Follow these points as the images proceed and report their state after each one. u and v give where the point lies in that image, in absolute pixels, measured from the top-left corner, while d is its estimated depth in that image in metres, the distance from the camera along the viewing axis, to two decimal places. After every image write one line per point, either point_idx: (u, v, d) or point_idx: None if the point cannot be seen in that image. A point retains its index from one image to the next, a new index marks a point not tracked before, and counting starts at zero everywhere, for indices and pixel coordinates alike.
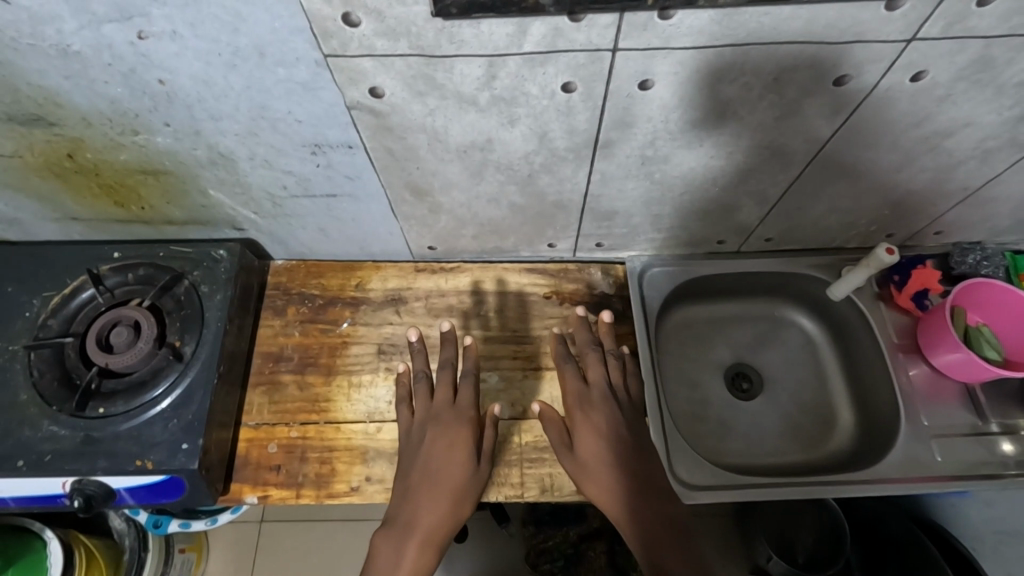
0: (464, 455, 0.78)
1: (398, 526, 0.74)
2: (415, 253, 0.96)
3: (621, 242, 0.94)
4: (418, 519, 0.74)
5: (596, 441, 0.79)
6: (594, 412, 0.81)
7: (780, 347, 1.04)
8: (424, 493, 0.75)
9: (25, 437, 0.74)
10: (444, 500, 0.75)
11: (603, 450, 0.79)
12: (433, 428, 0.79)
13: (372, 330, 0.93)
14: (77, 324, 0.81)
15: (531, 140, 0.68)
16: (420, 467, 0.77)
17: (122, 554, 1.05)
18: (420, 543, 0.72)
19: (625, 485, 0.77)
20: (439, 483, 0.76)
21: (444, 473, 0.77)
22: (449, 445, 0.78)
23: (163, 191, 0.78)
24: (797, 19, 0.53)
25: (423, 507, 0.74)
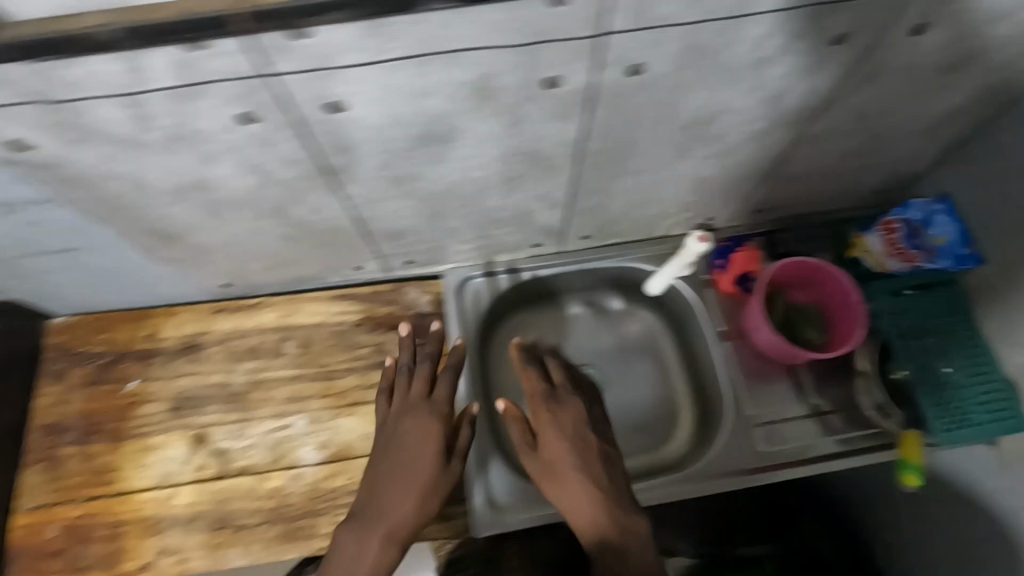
0: (435, 451, 0.68)
1: (376, 528, 0.64)
2: (210, 293, 0.88)
3: (431, 257, 0.88)
4: (401, 518, 0.65)
5: (555, 439, 0.68)
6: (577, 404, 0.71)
7: (627, 343, 0.99)
8: (404, 491, 0.66)
9: None
10: (437, 497, 0.67)
11: (563, 453, 0.67)
12: (427, 424, 0.69)
13: (165, 385, 0.84)
14: None
15: (248, 175, 0.60)
16: (415, 463, 0.67)
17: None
18: (382, 540, 0.63)
19: (575, 494, 0.65)
20: (408, 474, 0.67)
21: (410, 476, 0.67)
22: (423, 441, 0.69)
23: None
24: (459, 26, 0.45)
25: (405, 504, 0.65)
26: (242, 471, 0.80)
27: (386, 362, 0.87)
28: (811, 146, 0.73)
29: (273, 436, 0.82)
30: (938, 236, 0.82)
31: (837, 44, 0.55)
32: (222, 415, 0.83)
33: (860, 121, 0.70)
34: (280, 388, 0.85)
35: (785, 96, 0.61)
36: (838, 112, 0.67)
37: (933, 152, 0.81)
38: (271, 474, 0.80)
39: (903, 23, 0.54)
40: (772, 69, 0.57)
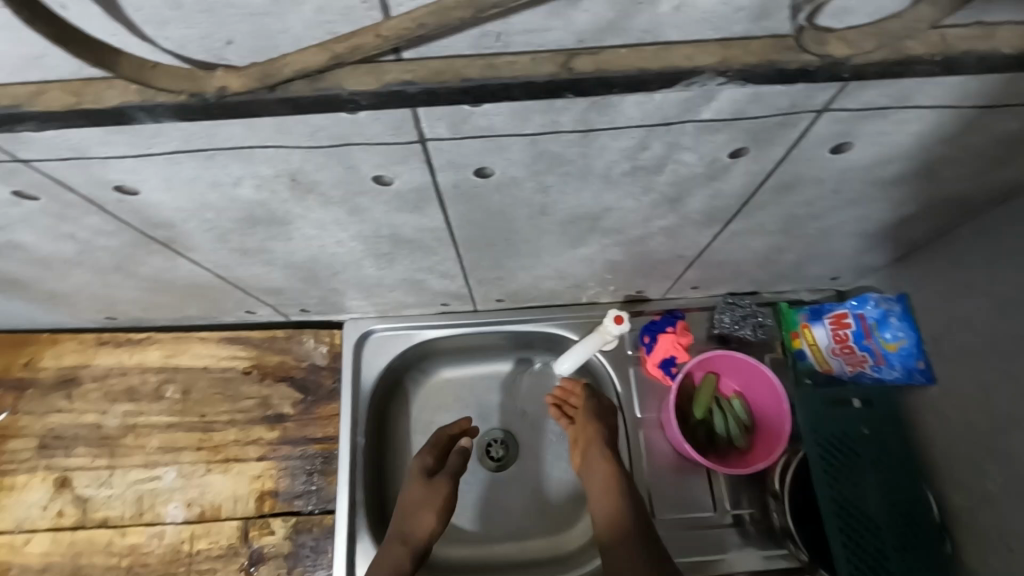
0: (420, 476, 0.75)
1: (390, 539, 0.71)
2: (92, 325, 0.83)
3: (327, 308, 0.80)
4: (415, 530, 0.72)
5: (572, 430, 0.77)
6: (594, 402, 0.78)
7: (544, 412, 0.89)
8: (406, 514, 0.73)
9: None
10: (433, 511, 0.73)
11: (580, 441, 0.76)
12: (420, 460, 0.76)
13: (36, 421, 0.81)
14: None
15: (62, 241, 0.53)
16: (412, 487, 0.74)
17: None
18: (388, 545, 0.71)
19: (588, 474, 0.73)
20: (415, 511, 0.73)
21: (410, 500, 0.74)
22: (434, 488, 0.74)
23: None
24: (226, 129, 0.37)
25: (424, 515, 0.72)
26: (101, 522, 0.76)
27: (269, 417, 0.81)
28: (736, 240, 0.63)
29: (139, 487, 0.78)
30: (892, 340, 0.71)
31: (733, 156, 0.45)
32: (89, 459, 0.79)
33: (790, 222, 0.60)
34: (154, 435, 0.80)
35: (684, 200, 0.52)
36: (759, 214, 0.57)
37: (893, 249, 0.70)
38: (130, 529, 0.76)
39: (815, 140, 0.44)
40: (658, 176, 0.47)
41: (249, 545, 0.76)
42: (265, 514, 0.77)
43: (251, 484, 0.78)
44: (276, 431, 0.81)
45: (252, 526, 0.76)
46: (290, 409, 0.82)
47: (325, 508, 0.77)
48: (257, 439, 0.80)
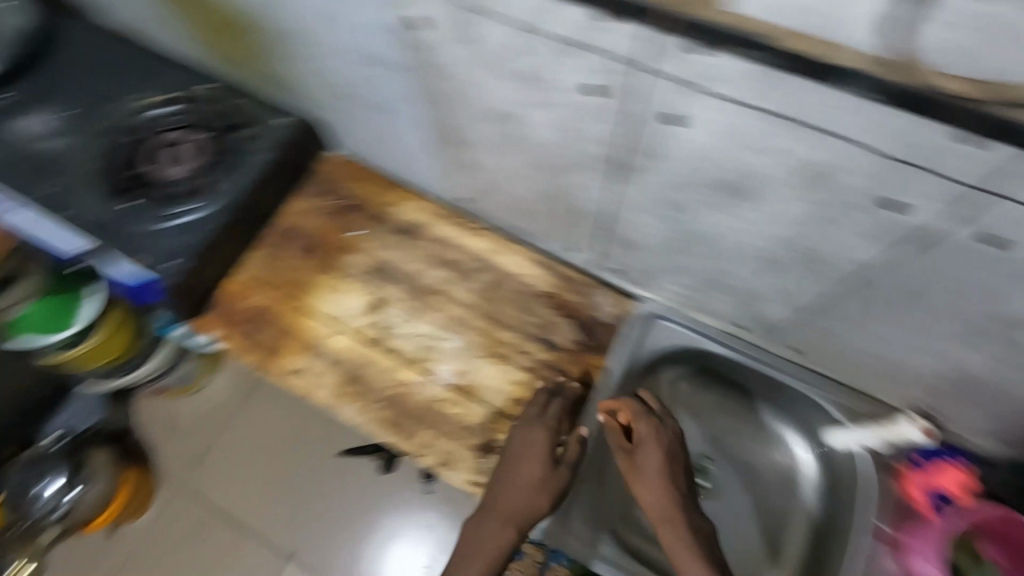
0: (543, 458, 0.79)
1: (494, 516, 0.76)
2: (447, 197, 0.97)
3: (641, 278, 0.88)
4: (513, 509, 0.76)
5: (658, 459, 0.77)
6: (654, 450, 0.78)
7: (743, 460, 0.94)
8: (516, 496, 0.77)
9: (75, 196, 0.88)
10: (546, 493, 0.78)
11: (655, 489, 0.75)
12: (544, 433, 0.80)
13: (375, 248, 0.96)
14: (161, 127, 0.93)
15: (556, 132, 0.64)
16: (530, 466, 0.78)
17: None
18: (504, 523, 0.76)
19: (671, 535, 0.73)
20: (517, 492, 0.77)
21: (522, 476, 0.78)
22: (540, 471, 0.78)
23: (253, 46, 0.86)
24: (849, 114, 0.44)
25: (541, 496, 0.77)
26: (390, 350, 0.90)
27: (545, 340, 0.89)
28: None
29: (427, 339, 0.90)
30: None
31: None
32: (401, 297, 0.93)
33: None
34: (455, 305, 0.92)
35: None
36: None
37: None
38: (409, 367, 0.89)
39: None
40: None
41: (490, 433, 0.85)
42: (511, 416, 0.86)
43: (511, 385, 0.87)
44: (547, 354, 0.89)
45: (498, 420, 0.86)
46: (566, 343, 0.89)
47: None
48: (529, 352, 0.89)
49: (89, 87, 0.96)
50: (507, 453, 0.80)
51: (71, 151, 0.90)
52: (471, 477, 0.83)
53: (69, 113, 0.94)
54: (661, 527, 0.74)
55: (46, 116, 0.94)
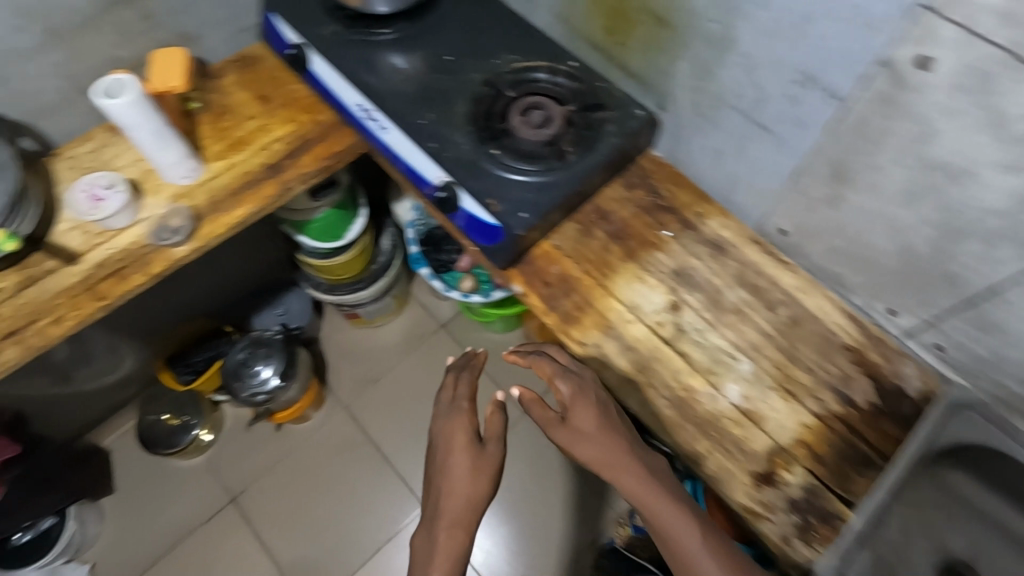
0: (468, 439, 0.94)
1: (445, 527, 0.87)
2: (762, 225, 0.98)
3: (966, 362, 0.84)
4: (457, 517, 0.88)
5: (595, 419, 0.83)
6: (585, 391, 0.85)
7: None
8: (457, 507, 0.88)
9: (442, 131, 0.95)
10: (481, 472, 0.91)
11: (598, 445, 0.81)
12: (466, 423, 0.96)
13: (681, 253, 0.97)
14: (520, 89, 0.99)
15: (1006, 199, 0.64)
16: (462, 460, 0.91)
17: (413, 245, 1.43)
18: (451, 530, 0.87)
19: (622, 469, 0.80)
20: (453, 486, 0.89)
21: (461, 487, 0.89)
22: (475, 471, 0.91)
23: (649, 39, 0.91)
24: None
25: (472, 474, 0.90)
26: (681, 354, 0.91)
27: (842, 394, 0.87)
28: None
29: (720, 355, 0.91)
30: None
31: None
32: (699, 307, 0.94)
33: None
34: (752, 330, 0.92)
35: None
36: None
37: None
38: (698, 376, 0.90)
39: None
40: None
41: (770, 465, 0.84)
42: (795, 455, 0.85)
43: (798, 426, 0.86)
44: (841, 407, 0.86)
45: (780, 456, 0.85)
46: (862, 402, 0.86)
47: (842, 496, 0.82)
48: (823, 400, 0.87)
49: (466, 38, 1.04)
50: (441, 455, 0.94)
51: (447, 94, 0.99)
52: (744, 501, 0.83)
53: (446, 58, 1.02)
54: (566, 436, 0.83)
55: (425, 56, 1.03)
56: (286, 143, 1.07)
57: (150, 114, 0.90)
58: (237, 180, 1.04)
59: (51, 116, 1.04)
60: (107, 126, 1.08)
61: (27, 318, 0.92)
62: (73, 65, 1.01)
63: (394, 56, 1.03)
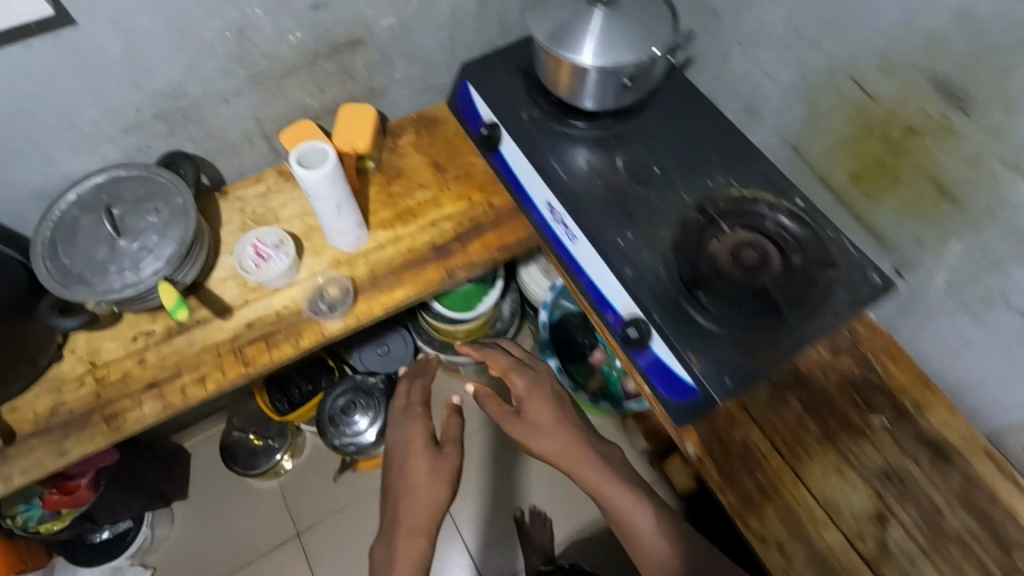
0: (425, 442, 0.97)
1: (403, 537, 0.87)
2: (1003, 437, 0.80)
3: None
4: (417, 522, 0.89)
5: (550, 417, 0.94)
6: (540, 397, 0.96)
7: None
8: (419, 513, 0.89)
9: (644, 258, 0.84)
10: (425, 462, 0.94)
11: (548, 413, 0.94)
12: (420, 427, 1.00)
13: (893, 449, 0.82)
14: (735, 222, 0.86)
15: None
16: (416, 425, 1.00)
17: (543, 329, 1.32)
18: (410, 537, 0.87)
19: (588, 468, 0.89)
20: (401, 487, 0.93)
21: (422, 488, 0.92)
22: (416, 420, 1.01)
23: (914, 202, 0.76)
24: None
25: (421, 464, 0.94)
26: None
27: None
28: None
29: None
30: None
31: None
32: (910, 524, 0.78)
33: None
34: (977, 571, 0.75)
35: None
36: None
37: None
38: None
39: None
40: None
41: None
42: None
43: None
44: None
45: None
46: None
47: None
48: None
49: (677, 149, 0.92)
50: (401, 411, 1.05)
51: (648, 212, 0.88)
52: None
53: (652, 168, 0.91)
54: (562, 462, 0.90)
55: (628, 161, 0.92)
56: (456, 223, 1.00)
57: (339, 189, 0.84)
58: (402, 256, 0.97)
59: (230, 154, 1.00)
60: (278, 170, 1.04)
61: (171, 370, 0.88)
62: (264, 109, 0.97)
63: (593, 156, 0.94)
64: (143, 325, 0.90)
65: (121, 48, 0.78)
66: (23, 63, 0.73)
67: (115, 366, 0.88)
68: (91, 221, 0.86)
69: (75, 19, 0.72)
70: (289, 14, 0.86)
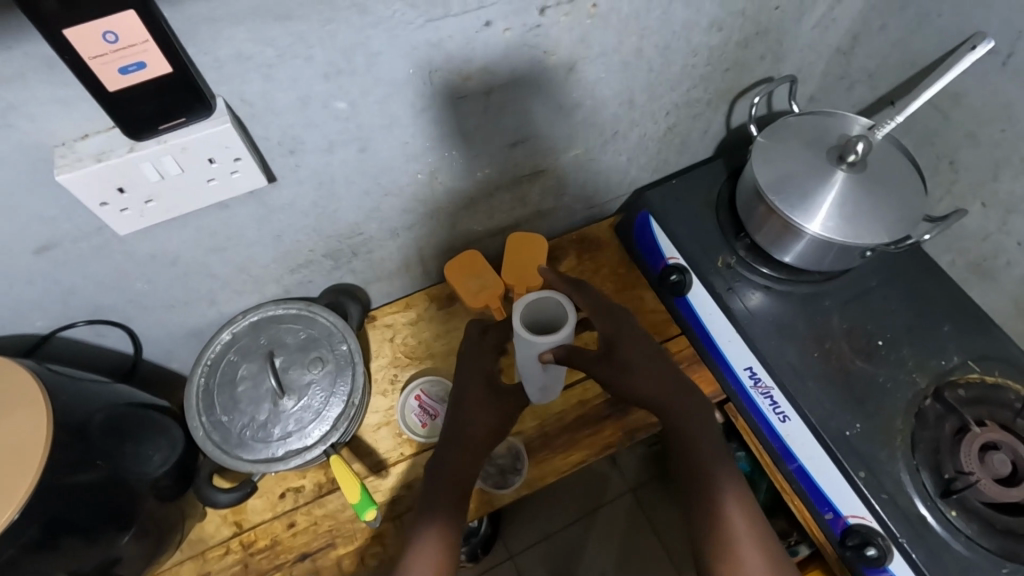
0: (483, 381, 0.79)
1: (449, 441, 0.74)
2: None
3: None
4: (466, 435, 0.75)
5: (643, 349, 0.74)
6: (623, 320, 0.76)
7: None
8: (466, 419, 0.76)
9: (877, 453, 0.74)
10: (480, 396, 0.78)
11: (639, 353, 0.74)
12: (487, 365, 0.80)
13: None
14: (979, 417, 0.75)
15: None
16: (468, 378, 0.79)
17: None
18: (462, 446, 0.74)
19: (693, 416, 0.70)
20: (460, 398, 0.78)
21: (475, 435, 0.75)
22: (476, 360, 0.80)
23: None
24: None
25: (471, 396, 0.77)
26: None
27: None
28: None
29: None
30: None
31: None
32: None
33: None
34: None
35: None
36: None
37: None
38: None
39: None
40: None
41: None
42: None
43: None
44: None
45: None
46: None
47: None
48: None
49: (903, 319, 0.82)
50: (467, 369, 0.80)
51: (876, 397, 0.77)
52: None
53: (876, 341, 0.81)
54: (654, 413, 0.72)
55: (845, 328, 0.82)
56: None
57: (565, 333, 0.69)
58: (571, 409, 0.86)
59: (384, 280, 0.92)
60: (428, 295, 0.95)
61: (324, 538, 0.78)
62: (428, 239, 0.88)
63: (802, 316, 0.83)
64: (292, 480, 0.81)
65: (311, 199, 0.70)
66: (215, 223, 0.65)
67: (263, 529, 0.79)
68: (249, 370, 0.77)
69: (277, 177, 0.64)
70: (484, 154, 0.77)
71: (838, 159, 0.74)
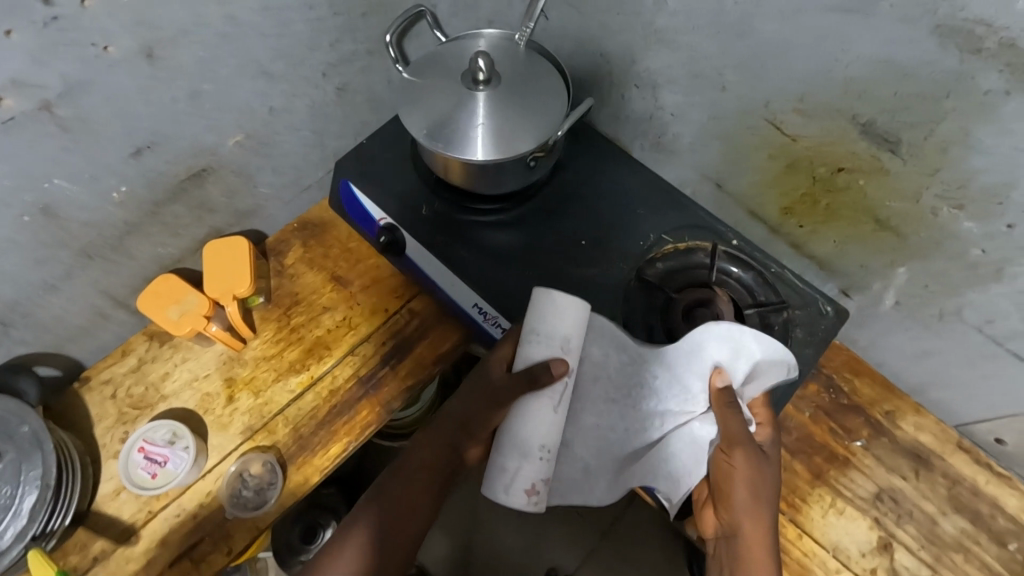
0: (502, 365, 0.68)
1: (453, 430, 0.67)
2: (973, 428, 0.81)
3: None
4: (471, 425, 0.66)
5: (766, 485, 0.65)
6: (766, 483, 0.65)
7: None
8: (475, 418, 0.66)
9: None
10: (486, 389, 0.66)
11: (767, 507, 0.65)
12: (509, 351, 0.69)
13: (880, 471, 0.81)
14: (678, 283, 0.81)
15: None
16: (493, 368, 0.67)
17: None
18: (452, 446, 0.67)
19: (761, 528, 0.64)
20: (478, 383, 0.68)
21: (478, 420, 0.66)
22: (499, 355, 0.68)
23: (843, 232, 0.72)
24: None
25: (489, 375, 0.67)
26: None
27: None
28: None
29: None
30: None
31: None
32: (916, 545, 0.77)
33: None
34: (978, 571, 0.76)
35: None
36: None
37: None
38: None
39: None
40: None
41: None
42: None
43: None
44: None
45: None
46: None
47: None
48: None
49: (603, 214, 0.85)
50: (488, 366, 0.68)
51: (591, 296, 0.80)
52: None
53: (580, 242, 0.83)
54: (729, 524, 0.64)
55: (552, 240, 0.84)
56: (377, 343, 0.87)
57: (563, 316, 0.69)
58: (326, 401, 0.83)
59: (79, 336, 0.81)
60: (147, 334, 0.86)
61: None
62: (104, 281, 0.78)
63: (511, 238, 0.84)
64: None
65: None
66: None
67: None
68: None
69: None
70: (101, 173, 0.68)
71: (473, 82, 0.73)
